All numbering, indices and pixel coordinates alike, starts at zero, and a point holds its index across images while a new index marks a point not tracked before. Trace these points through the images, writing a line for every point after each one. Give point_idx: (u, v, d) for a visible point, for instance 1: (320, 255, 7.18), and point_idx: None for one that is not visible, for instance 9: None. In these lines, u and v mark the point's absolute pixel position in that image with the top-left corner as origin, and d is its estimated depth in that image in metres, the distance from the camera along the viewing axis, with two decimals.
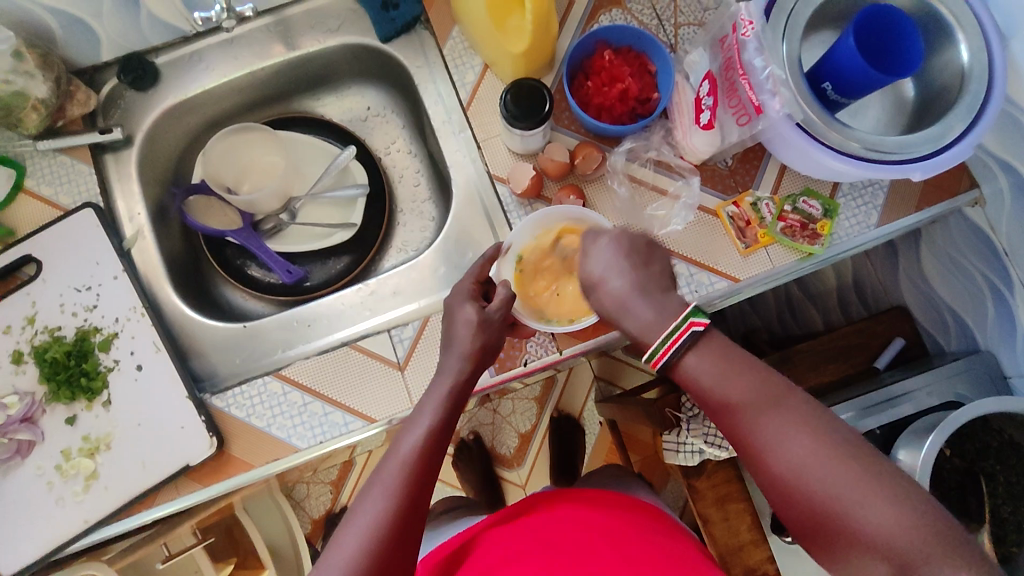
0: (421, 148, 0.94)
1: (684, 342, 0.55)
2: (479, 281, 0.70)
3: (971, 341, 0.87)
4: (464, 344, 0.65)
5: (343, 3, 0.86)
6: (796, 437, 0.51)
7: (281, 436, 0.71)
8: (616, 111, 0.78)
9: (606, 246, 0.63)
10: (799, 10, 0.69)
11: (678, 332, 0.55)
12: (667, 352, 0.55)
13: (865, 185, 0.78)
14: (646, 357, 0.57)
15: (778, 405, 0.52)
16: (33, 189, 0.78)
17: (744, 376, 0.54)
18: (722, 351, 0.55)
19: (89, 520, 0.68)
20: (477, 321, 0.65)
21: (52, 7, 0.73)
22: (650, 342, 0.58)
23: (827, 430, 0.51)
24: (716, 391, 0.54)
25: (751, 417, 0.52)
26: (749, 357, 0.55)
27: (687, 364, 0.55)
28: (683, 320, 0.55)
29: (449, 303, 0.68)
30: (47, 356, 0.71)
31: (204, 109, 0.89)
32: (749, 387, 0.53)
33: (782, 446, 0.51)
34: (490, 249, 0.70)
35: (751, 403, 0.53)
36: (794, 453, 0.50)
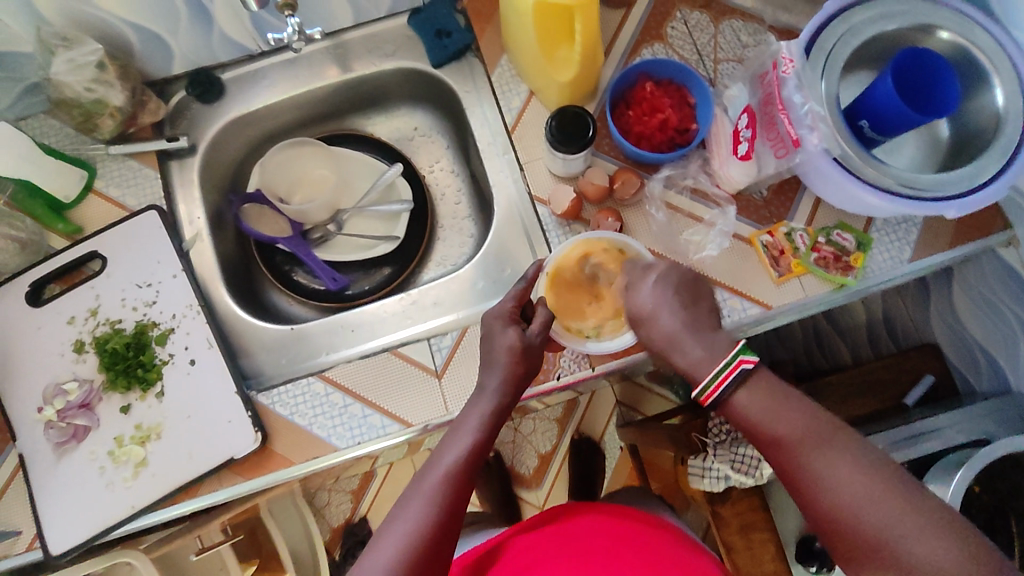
0: (464, 168, 0.99)
1: (733, 379, 0.61)
2: (518, 303, 0.71)
3: (1002, 380, 0.87)
4: (503, 359, 0.67)
5: (399, 30, 0.91)
6: (840, 468, 0.55)
7: (322, 435, 0.74)
8: (656, 139, 0.81)
9: (654, 283, 0.68)
10: (837, 51, 0.72)
11: (725, 370, 0.61)
12: (713, 391, 0.62)
13: (898, 221, 0.79)
14: (696, 392, 0.64)
15: (825, 438, 0.57)
16: (102, 191, 0.83)
17: (792, 410, 0.59)
18: (769, 389, 0.61)
19: (136, 506, 0.72)
20: (519, 344, 0.67)
21: (134, 23, 0.79)
22: (700, 378, 0.64)
23: (868, 462, 0.56)
24: (765, 423, 0.60)
25: (796, 446, 0.58)
26: (794, 395, 0.61)
27: (737, 398, 0.62)
28: (734, 357, 0.62)
29: (489, 321, 0.70)
30: (107, 347, 0.75)
31: (263, 123, 0.94)
32: (796, 421, 0.59)
33: (828, 476, 0.56)
34: (530, 270, 0.73)
35: (796, 434, 0.58)
36: (836, 483, 0.55)
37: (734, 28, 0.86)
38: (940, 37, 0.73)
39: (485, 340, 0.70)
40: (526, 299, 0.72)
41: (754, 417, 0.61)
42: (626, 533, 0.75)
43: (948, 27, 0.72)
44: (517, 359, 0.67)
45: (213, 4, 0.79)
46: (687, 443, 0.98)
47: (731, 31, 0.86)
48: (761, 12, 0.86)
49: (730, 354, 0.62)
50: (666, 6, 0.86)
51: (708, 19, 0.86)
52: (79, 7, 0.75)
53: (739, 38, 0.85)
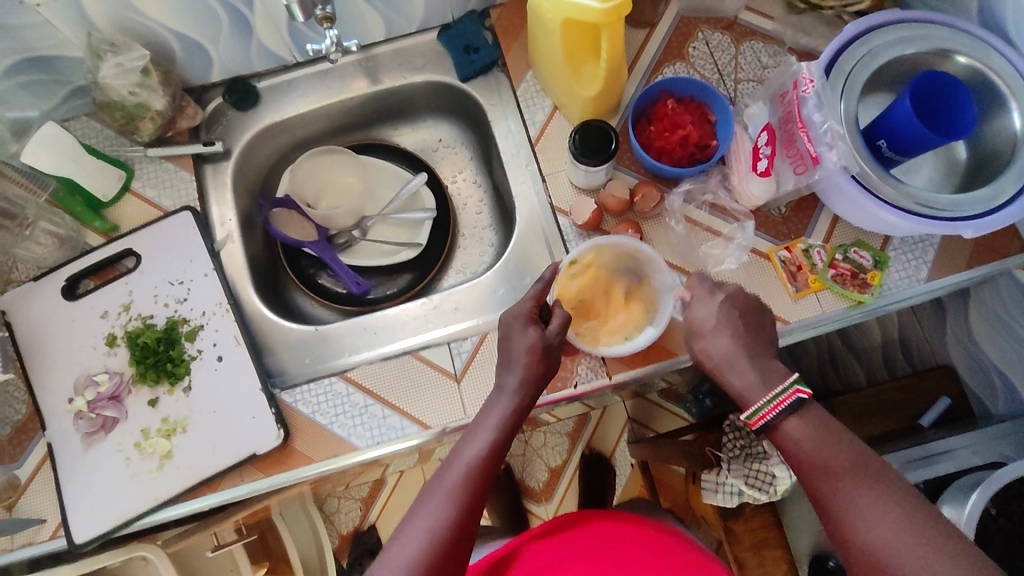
0: (486, 179, 1.01)
1: (786, 407, 0.61)
2: (537, 303, 0.73)
3: (1020, 402, 0.87)
4: (521, 359, 0.68)
5: (429, 45, 0.94)
6: (879, 508, 0.54)
7: (342, 434, 0.75)
8: (676, 154, 0.83)
9: (720, 305, 0.70)
10: (856, 73, 0.74)
11: (781, 396, 0.61)
12: (767, 414, 0.62)
13: (916, 241, 0.80)
14: (746, 415, 0.64)
15: (869, 477, 0.56)
16: (139, 191, 0.86)
17: (841, 447, 0.59)
18: (822, 423, 0.61)
19: (159, 497, 0.73)
20: (539, 344, 0.69)
21: (177, 32, 0.82)
22: (752, 402, 0.64)
23: (912, 506, 0.54)
24: (812, 454, 0.59)
25: (838, 480, 0.57)
26: (848, 435, 0.60)
27: (786, 427, 0.61)
28: (788, 387, 0.62)
29: (509, 321, 0.71)
30: (139, 341, 0.77)
31: (294, 131, 0.97)
32: (845, 455, 0.58)
33: (866, 515, 0.55)
34: (548, 272, 0.74)
35: (838, 466, 0.57)
36: (873, 521, 0.54)
37: (755, 50, 0.88)
38: (958, 61, 0.75)
39: (504, 340, 0.71)
40: (543, 300, 0.74)
41: (800, 448, 0.60)
42: (639, 544, 0.75)
43: (966, 52, 0.74)
44: (536, 358, 0.68)
45: (254, 16, 0.82)
46: (700, 457, 0.97)
47: (752, 52, 0.88)
48: (782, 35, 0.88)
49: (780, 386, 0.63)
50: (689, 27, 0.89)
51: (729, 40, 0.88)
52: (128, 16, 0.79)
53: (760, 59, 0.88)
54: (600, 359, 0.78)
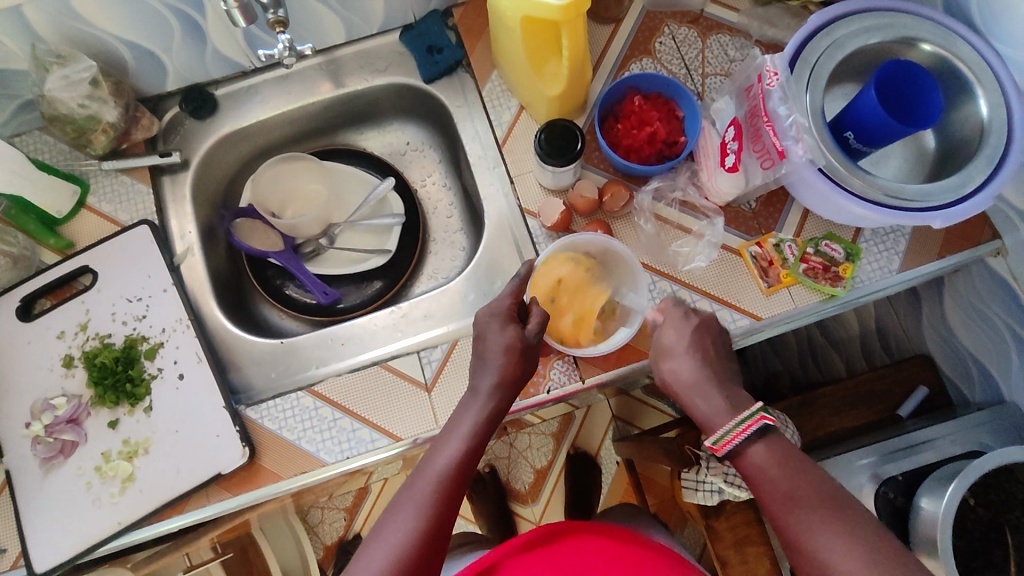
0: (455, 182, 0.99)
1: (752, 433, 0.60)
2: (515, 299, 0.71)
3: (995, 391, 0.87)
4: (498, 359, 0.66)
5: (391, 46, 0.92)
6: (844, 545, 0.53)
7: (311, 449, 0.73)
8: (645, 152, 0.81)
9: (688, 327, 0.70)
10: (822, 64, 0.73)
11: (747, 421, 0.61)
12: (733, 440, 0.61)
13: (887, 232, 0.80)
14: (712, 440, 0.63)
15: (829, 511, 0.55)
16: (95, 206, 0.83)
17: (803, 478, 0.57)
18: (788, 451, 0.60)
19: (122, 522, 0.71)
20: (516, 343, 0.67)
21: (127, 40, 0.80)
22: (713, 431, 0.63)
23: (874, 539, 0.53)
24: (776, 484, 0.58)
25: (801, 513, 0.56)
26: (812, 464, 0.59)
27: (751, 453, 0.60)
28: (752, 414, 0.61)
29: (484, 320, 0.69)
30: (96, 361, 0.75)
31: (256, 138, 0.95)
32: (808, 487, 0.57)
33: (827, 550, 0.53)
34: (524, 268, 0.72)
35: (799, 497, 0.56)
36: (836, 559, 0.53)
37: (722, 43, 0.87)
38: (922, 49, 0.74)
39: (479, 338, 0.69)
40: (520, 296, 0.72)
41: (765, 478, 0.59)
42: (621, 555, 0.75)
43: (930, 40, 0.73)
44: (514, 359, 0.66)
45: (206, 22, 0.80)
46: (680, 456, 0.96)
47: (719, 45, 0.87)
48: (748, 27, 0.87)
49: (748, 411, 0.62)
50: (655, 21, 0.87)
51: (696, 34, 0.87)
52: (74, 26, 0.76)
53: (726, 53, 0.87)
54: (573, 363, 0.77)
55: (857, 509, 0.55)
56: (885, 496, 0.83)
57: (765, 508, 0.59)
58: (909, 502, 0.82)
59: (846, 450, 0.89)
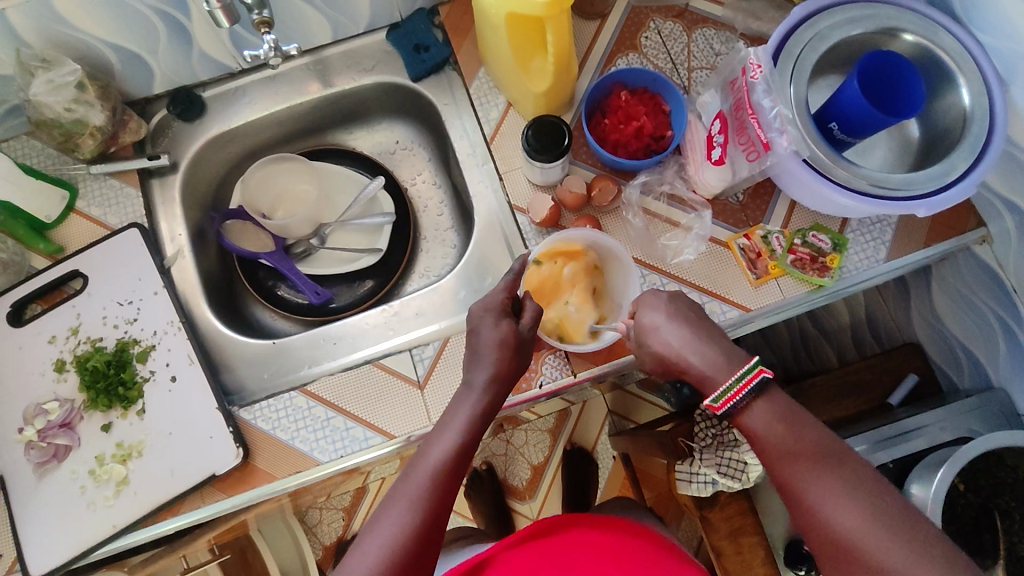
0: (445, 180, 0.99)
1: (753, 389, 0.59)
2: (510, 294, 0.71)
3: (983, 377, 0.88)
4: (491, 354, 0.66)
5: (378, 45, 0.93)
6: (845, 499, 0.54)
7: (305, 449, 0.74)
8: (632, 146, 0.82)
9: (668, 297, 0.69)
10: (805, 56, 0.74)
11: (748, 376, 0.59)
12: (734, 397, 0.60)
13: (873, 222, 0.80)
14: (712, 399, 0.61)
15: (832, 464, 0.56)
16: (84, 210, 0.83)
17: (805, 433, 0.58)
18: (786, 406, 0.60)
19: (117, 525, 0.71)
20: (510, 337, 0.67)
21: (113, 44, 0.80)
22: (715, 386, 0.62)
23: (874, 493, 0.54)
24: (779, 440, 0.58)
25: (804, 468, 0.56)
26: (811, 418, 0.59)
27: (752, 409, 0.60)
28: (752, 368, 0.60)
29: (478, 315, 0.69)
30: (88, 365, 0.75)
31: (244, 139, 0.95)
32: (810, 441, 0.57)
33: (829, 504, 0.54)
34: (518, 264, 0.73)
35: (802, 453, 0.56)
36: (838, 514, 0.54)
37: (707, 37, 0.87)
38: (904, 40, 0.75)
39: (473, 333, 0.69)
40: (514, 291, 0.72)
41: (765, 433, 0.59)
42: (616, 549, 0.75)
43: (912, 30, 0.74)
44: (507, 353, 0.67)
45: (192, 24, 0.80)
46: (673, 449, 0.96)
47: (704, 39, 0.87)
48: (732, 21, 0.87)
49: (746, 365, 0.60)
50: (640, 16, 0.88)
51: (681, 28, 0.88)
52: (59, 30, 0.76)
53: (712, 47, 0.87)
54: (564, 357, 0.77)
55: (857, 461, 0.56)
56: None
57: (764, 461, 0.59)
58: (899, 488, 0.82)
59: (838, 439, 0.90)
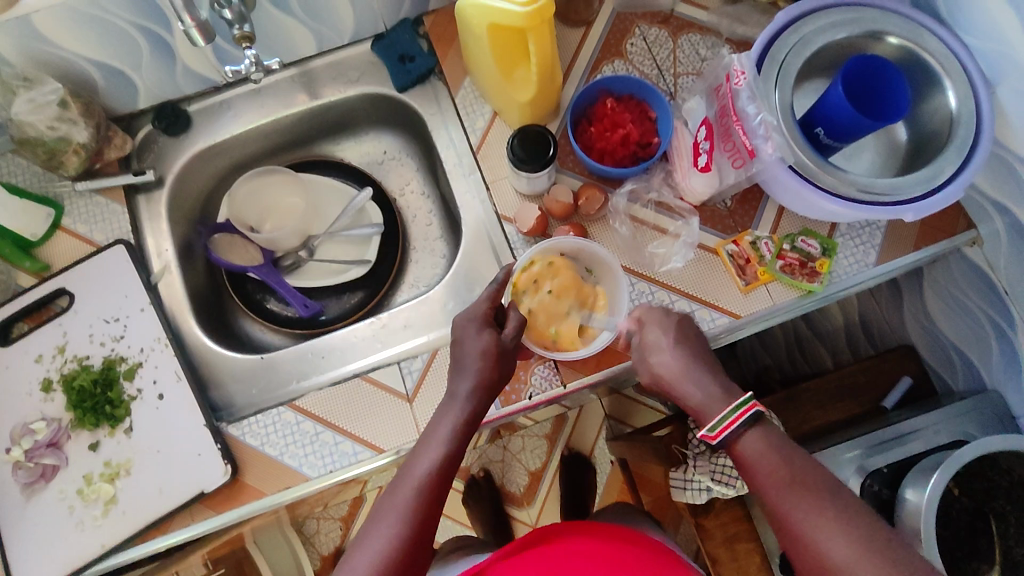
0: (433, 189, 0.99)
1: (747, 419, 0.61)
2: (493, 305, 0.71)
3: (977, 379, 0.87)
4: (476, 364, 0.66)
5: (364, 56, 0.92)
6: (841, 532, 0.54)
7: (293, 465, 0.73)
8: (618, 154, 0.81)
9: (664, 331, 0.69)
10: (790, 61, 0.74)
11: (741, 407, 0.61)
12: (729, 425, 0.61)
13: (862, 226, 0.80)
14: (707, 429, 0.63)
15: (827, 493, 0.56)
16: (70, 228, 0.83)
17: (798, 462, 0.59)
18: (779, 438, 0.61)
19: (106, 545, 0.71)
20: (493, 348, 0.67)
21: (96, 61, 0.80)
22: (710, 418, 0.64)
23: (868, 526, 0.54)
24: (772, 469, 0.59)
25: (799, 498, 0.56)
26: (806, 452, 0.60)
27: (746, 440, 0.61)
28: (748, 400, 0.62)
29: (462, 325, 0.69)
30: (75, 384, 0.75)
31: (230, 153, 0.94)
32: (804, 473, 0.58)
33: (825, 535, 0.54)
34: (502, 273, 0.72)
35: (793, 483, 0.57)
36: (830, 545, 0.54)
37: (693, 42, 0.87)
38: (889, 43, 0.74)
39: (456, 343, 0.68)
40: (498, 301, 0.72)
41: (758, 462, 0.60)
42: (609, 554, 0.75)
43: (897, 33, 0.73)
44: (491, 363, 0.66)
45: (174, 40, 0.79)
46: (667, 454, 0.96)
47: (690, 45, 0.87)
48: (718, 25, 0.87)
49: (740, 398, 0.63)
50: (625, 23, 0.87)
51: (666, 34, 0.87)
52: (41, 48, 0.76)
53: (697, 52, 0.87)
54: (553, 368, 0.76)
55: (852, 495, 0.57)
56: (869, 488, 0.82)
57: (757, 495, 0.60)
58: (894, 494, 0.81)
59: (833, 443, 0.89)
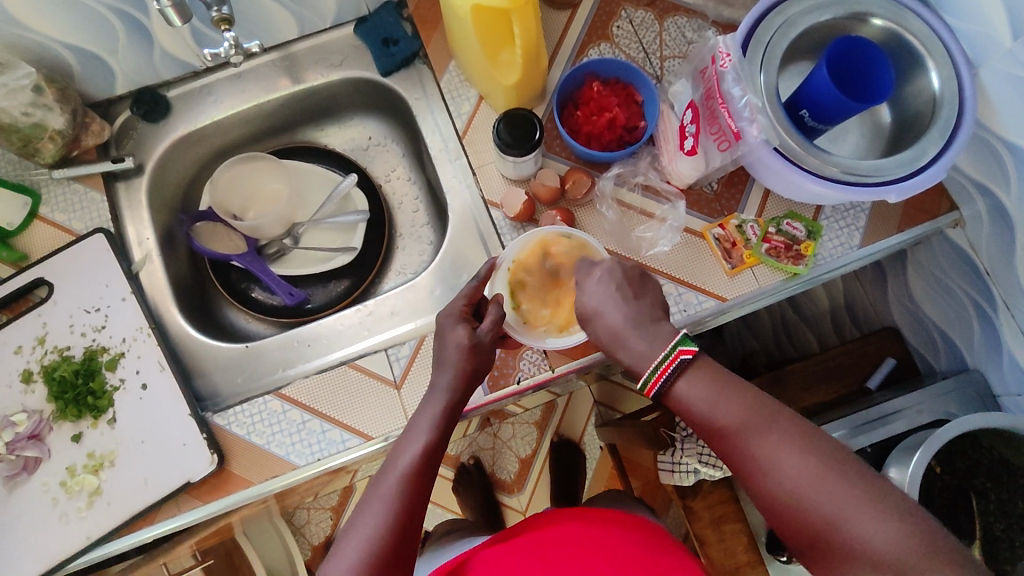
0: (419, 175, 0.98)
1: (674, 369, 0.59)
2: (469, 303, 0.71)
3: (959, 360, 0.88)
4: (453, 358, 0.66)
5: (346, 40, 0.91)
6: (789, 458, 0.53)
7: (281, 453, 0.73)
8: (605, 138, 0.81)
9: (599, 279, 0.66)
10: (775, 43, 0.73)
11: (669, 358, 0.58)
12: (658, 378, 0.59)
13: (847, 208, 0.80)
14: (642, 383, 0.61)
15: (771, 422, 0.56)
16: (47, 216, 0.81)
17: (735, 397, 0.57)
18: (711, 375, 0.59)
19: (91, 536, 0.70)
20: (468, 343, 0.66)
21: (72, 45, 0.78)
22: (644, 370, 0.61)
23: (813, 446, 0.54)
24: (709, 412, 0.57)
25: (743, 435, 0.56)
26: (739, 381, 0.58)
27: (679, 388, 0.59)
28: (673, 349, 0.59)
29: (440, 320, 0.69)
30: (56, 375, 0.74)
31: (210, 139, 0.93)
32: (740, 408, 0.56)
33: (774, 464, 0.54)
34: (485, 269, 0.71)
35: (734, 421, 0.56)
36: (781, 473, 0.53)
37: (679, 25, 0.86)
38: (874, 24, 0.74)
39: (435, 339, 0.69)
40: (477, 297, 0.71)
41: (696, 406, 0.58)
42: (597, 535, 0.76)
43: (882, 14, 0.73)
44: (466, 357, 0.66)
45: (151, 23, 0.77)
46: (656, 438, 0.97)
47: (676, 28, 0.86)
48: (703, 8, 0.86)
49: (669, 344, 0.60)
50: (611, 5, 0.87)
51: (652, 17, 0.87)
52: (13, 32, 0.74)
53: (684, 35, 0.86)
54: (542, 353, 0.76)
55: (800, 416, 0.56)
56: None
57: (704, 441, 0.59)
58: (879, 470, 0.82)
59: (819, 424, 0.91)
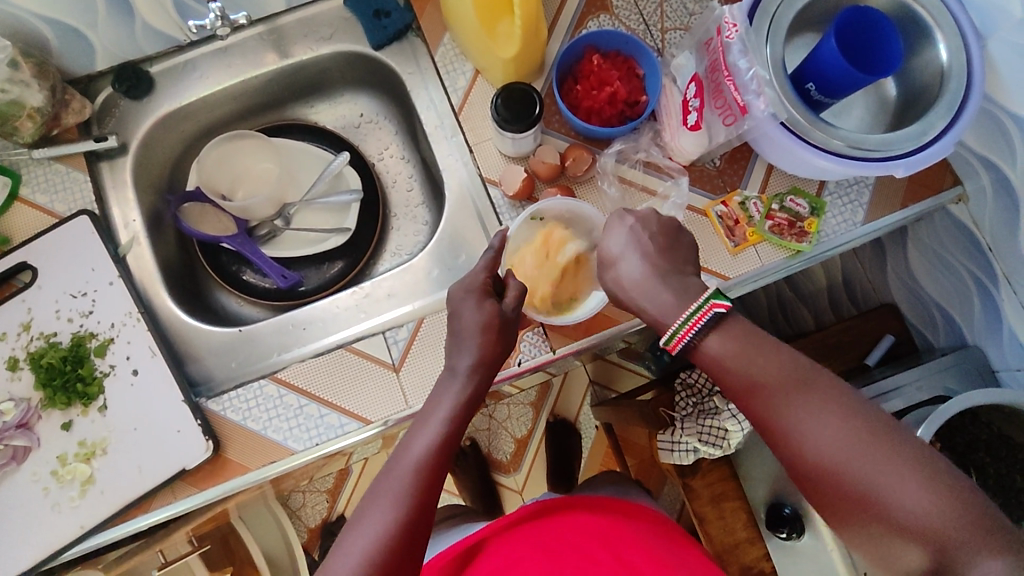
0: (413, 153, 0.95)
1: (706, 323, 0.57)
2: (489, 274, 0.69)
3: (959, 336, 0.88)
4: (476, 338, 0.64)
5: (336, 12, 0.87)
6: (824, 423, 0.52)
7: (278, 439, 0.71)
8: (606, 113, 0.79)
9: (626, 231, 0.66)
10: (782, 13, 0.71)
11: (700, 311, 0.57)
12: (685, 335, 0.58)
13: (851, 184, 0.79)
14: (664, 340, 0.59)
15: (806, 383, 0.54)
16: (28, 198, 0.78)
17: (770, 356, 0.55)
18: (743, 334, 0.57)
19: (85, 526, 0.69)
20: (494, 319, 0.65)
21: (47, 17, 0.74)
22: (668, 325, 0.60)
23: (852, 412, 0.52)
24: (739, 371, 0.56)
25: (776, 399, 0.54)
26: (771, 342, 0.57)
27: (707, 346, 0.57)
28: (705, 302, 0.58)
29: (460, 296, 0.67)
30: (43, 362, 0.72)
31: (196, 117, 0.90)
32: (774, 371, 0.55)
33: (807, 428, 0.52)
34: (497, 240, 0.69)
35: (768, 383, 0.54)
36: (814, 438, 0.52)
37: None
38: None
39: (454, 316, 0.67)
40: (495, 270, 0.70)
41: (726, 364, 0.56)
42: (601, 524, 0.75)
43: None
44: (492, 335, 0.65)
45: None
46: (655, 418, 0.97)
47: None
48: None
49: (699, 300, 0.58)
50: None
51: None
52: None
53: (685, 6, 0.84)
54: (543, 334, 0.75)
55: (839, 380, 0.54)
56: None
57: (735, 401, 0.57)
58: None
59: None
